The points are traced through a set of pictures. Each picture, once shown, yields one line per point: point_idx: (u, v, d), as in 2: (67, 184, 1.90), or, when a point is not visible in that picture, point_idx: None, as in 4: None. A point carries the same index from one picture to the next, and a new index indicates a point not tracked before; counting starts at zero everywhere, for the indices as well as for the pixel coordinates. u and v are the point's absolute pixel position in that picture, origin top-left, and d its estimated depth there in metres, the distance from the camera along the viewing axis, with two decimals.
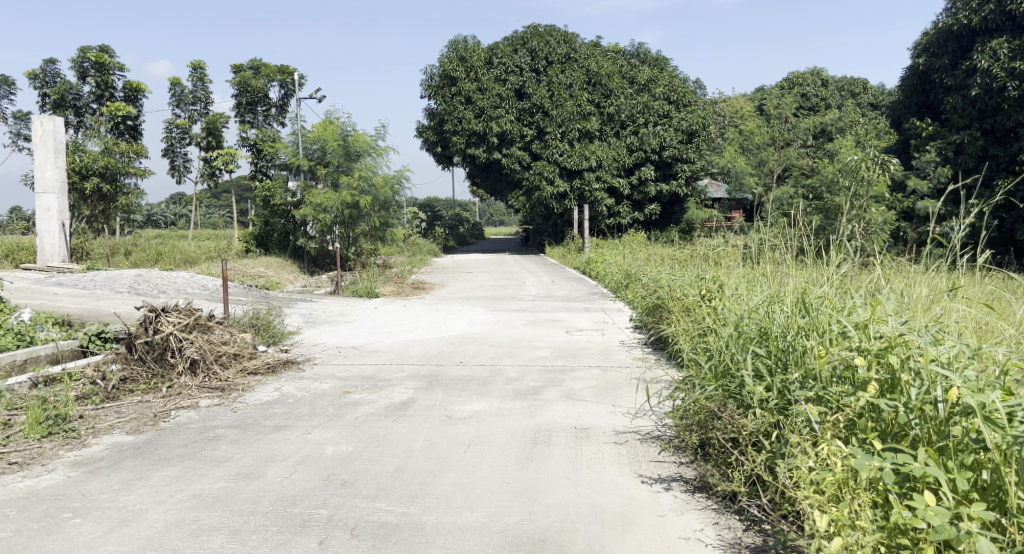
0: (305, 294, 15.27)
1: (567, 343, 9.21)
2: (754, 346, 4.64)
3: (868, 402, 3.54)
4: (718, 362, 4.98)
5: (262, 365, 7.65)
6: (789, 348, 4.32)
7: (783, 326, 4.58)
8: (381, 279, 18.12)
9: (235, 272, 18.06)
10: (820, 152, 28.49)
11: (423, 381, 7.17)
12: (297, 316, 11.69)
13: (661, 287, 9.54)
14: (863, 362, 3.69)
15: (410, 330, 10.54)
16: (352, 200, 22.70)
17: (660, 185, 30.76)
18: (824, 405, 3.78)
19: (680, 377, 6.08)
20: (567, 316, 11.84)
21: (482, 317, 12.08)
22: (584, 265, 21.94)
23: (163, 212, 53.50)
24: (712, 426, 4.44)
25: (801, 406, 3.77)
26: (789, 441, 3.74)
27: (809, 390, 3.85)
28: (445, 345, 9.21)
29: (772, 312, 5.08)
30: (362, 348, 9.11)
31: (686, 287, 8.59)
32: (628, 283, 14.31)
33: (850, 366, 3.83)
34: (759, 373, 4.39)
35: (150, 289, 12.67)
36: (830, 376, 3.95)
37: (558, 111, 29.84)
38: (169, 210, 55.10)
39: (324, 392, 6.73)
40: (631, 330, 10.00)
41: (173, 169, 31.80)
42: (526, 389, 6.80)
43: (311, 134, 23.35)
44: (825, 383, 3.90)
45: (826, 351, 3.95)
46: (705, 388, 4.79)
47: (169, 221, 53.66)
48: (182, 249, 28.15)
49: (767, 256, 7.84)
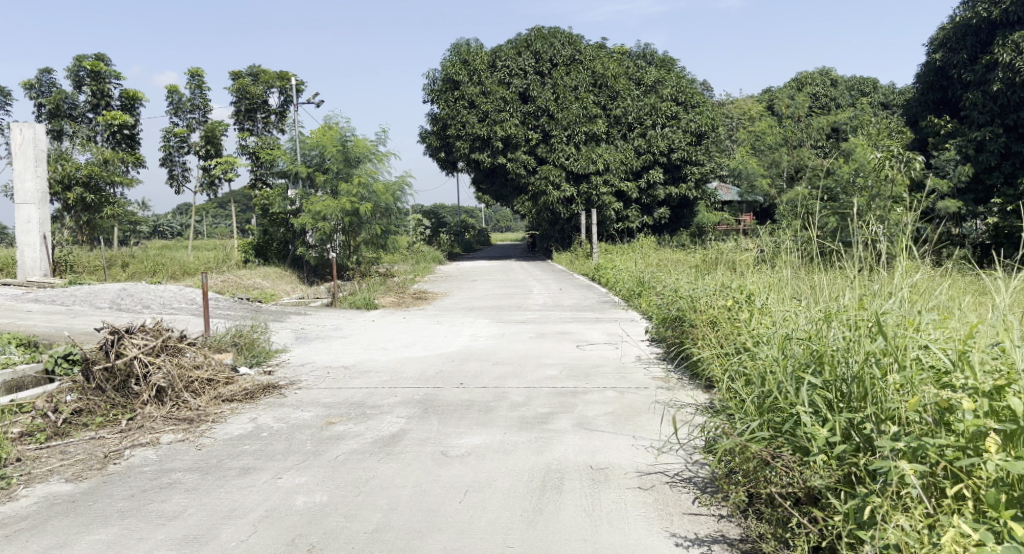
0: (301, 306, 14.53)
1: (578, 360, 8.42)
2: (807, 374, 3.87)
3: (990, 463, 2.92)
4: (758, 390, 4.27)
5: (240, 391, 6.86)
6: (853, 379, 3.58)
7: (841, 349, 3.82)
8: (381, 289, 17.38)
9: (230, 283, 17.33)
10: (835, 151, 27.61)
11: (418, 408, 6.38)
12: (288, 332, 10.92)
13: (681, 297, 8.79)
14: (971, 408, 3.04)
15: (408, 346, 9.76)
16: (351, 207, 21.97)
17: (669, 188, 29.94)
18: (917, 459, 3.13)
19: (711, 406, 5.28)
20: (577, 328, 11.04)
21: (485, 330, 11.31)
22: (592, 271, 21.14)
23: (168, 221, 53.02)
24: (761, 477, 3.70)
25: (893, 465, 3.08)
26: (882, 511, 3.10)
27: (899, 442, 3.16)
28: (445, 363, 8.44)
29: (820, 330, 4.31)
30: (354, 367, 8.33)
31: (710, 297, 7.77)
32: (642, 291, 13.51)
33: (948, 409, 3.17)
34: (818, 409, 3.66)
35: (134, 304, 11.95)
36: (920, 419, 3.26)
37: (563, 114, 29.13)
38: (176, 220, 54.69)
39: (304, 423, 5.97)
40: (648, 344, 9.23)
41: (172, 179, 31.15)
42: (534, 417, 6.03)
43: (309, 140, 22.58)
44: (916, 430, 3.22)
45: (915, 390, 3.26)
46: (748, 425, 4.05)
47: (176, 231, 53.28)
48: (180, 260, 27.47)
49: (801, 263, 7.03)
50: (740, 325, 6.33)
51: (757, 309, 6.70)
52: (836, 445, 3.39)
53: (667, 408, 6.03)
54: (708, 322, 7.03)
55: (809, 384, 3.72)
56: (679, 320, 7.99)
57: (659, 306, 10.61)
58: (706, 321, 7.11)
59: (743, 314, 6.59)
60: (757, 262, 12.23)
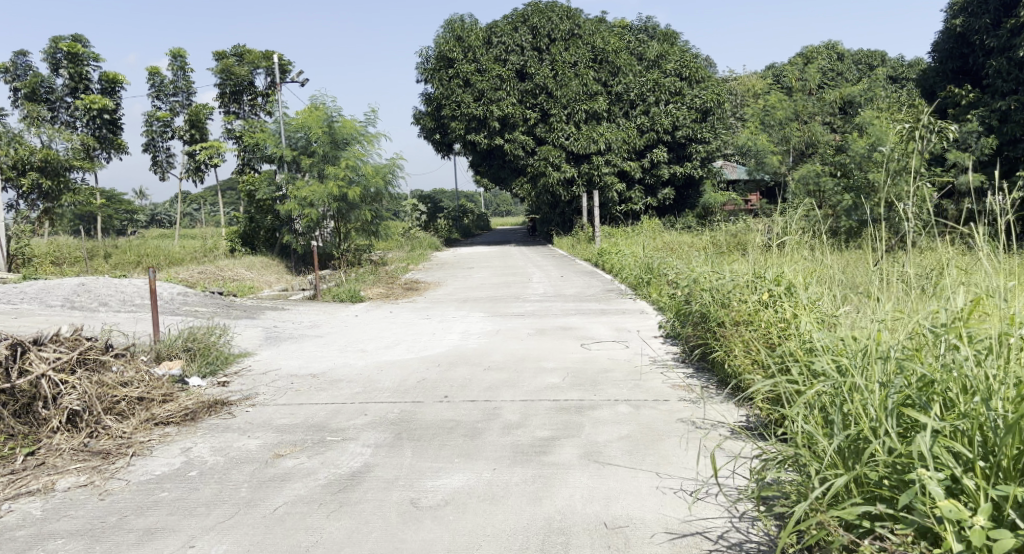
0: (281, 300, 13.37)
1: (583, 362, 7.28)
2: (928, 417, 2.87)
3: None
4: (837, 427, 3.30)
5: (179, 411, 5.69)
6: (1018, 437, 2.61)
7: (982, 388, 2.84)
8: (370, 279, 16.22)
9: (208, 274, 16.15)
10: (848, 127, 26.38)
11: (389, 433, 5.24)
12: (257, 332, 9.75)
13: (702, 286, 7.68)
14: None
15: (393, 347, 8.64)
16: (339, 192, 20.77)
17: (674, 167, 28.70)
18: None
19: (759, 441, 4.27)
20: (582, 322, 9.89)
21: (479, 326, 10.14)
22: (596, 256, 19.99)
23: (164, 210, 52.10)
24: None
25: None
26: None
27: None
28: (431, 368, 7.33)
29: (921, 355, 3.34)
30: (326, 375, 7.20)
31: (739, 287, 6.65)
32: (652, 278, 12.35)
33: None
34: (960, 473, 2.67)
35: (89, 301, 10.77)
36: None
37: (563, 91, 27.83)
38: (172, 209, 53.74)
39: (246, 456, 4.83)
40: (663, 341, 8.16)
41: (156, 166, 29.94)
42: (530, 444, 4.90)
43: (295, 121, 21.34)
44: None
45: None
46: (838, 481, 3.03)
47: (172, 220, 52.30)
48: (166, 250, 26.36)
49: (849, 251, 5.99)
50: (786, 328, 5.29)
51: (800, 305, 5.63)
52: (997, 534, 2.47)
53: (697, 429, 4.98)
54: (741, 321, 5.92)
55: (927, 431, 2.77)
56: (701, 315, 6.87)
57: (674, 297, 9.51)
58: (734, 319, 6.02)
59: (786, 313, 5.55)
60: (779, 249, 11.10)
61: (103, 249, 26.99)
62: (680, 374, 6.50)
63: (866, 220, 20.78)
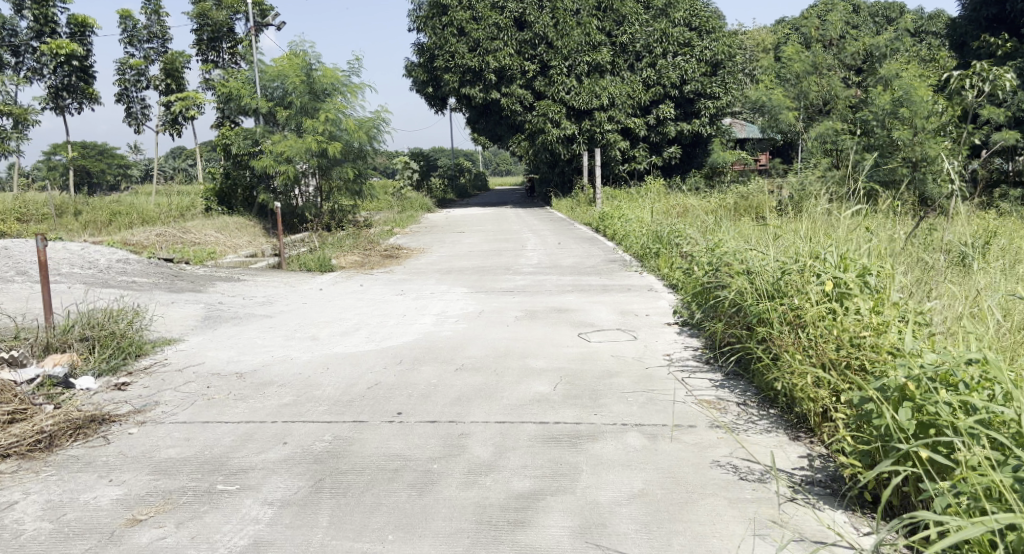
0: (240, 268, 11.85)
1: (582, 363, 5.79)
2: None
3: None
4: None
5: (29, 436, 4.17)
6: None
7: None
8: (347, 245, 14.70)
9: (168, 238, 14.56)
10: (872, 81, 24.66)
11: (307, 478, 3.75)
12: (196, 312, 8.21)
13: (731, 263, 6.08)
14: None
15: (352, 334, 7.13)
16: (319, 147, 19.19)
17: (681, 124, 26.90)
18: None
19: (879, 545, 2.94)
20: (580, 304, 8.42)
21: (458, 305, 8.63)
22: (596, 221, 18.49)
23: (160, 167, 50.95)
24: None
25: None
26: None
27: None
28: (391, 367, 5.84)
29: None
30: (258, 374, 5.70)
31: (775, 271, 5.08)
32: (660, 248, 10.86)
33: None
34: None
35: (5, 270, 9.22)
36: None
37: (564, 41, 26.04)
38: (169, 165, 52.41)
39: (92, 517, 3.34)
40: (677, 331, 6.67)
41: (130, 118, 28.30)
42: (501, 504, 3.41)
43: (271, 70, 19.69)
44: None
45: None
46: None
47: (167, 177, 51.01)
48: (141, 208, 24.79)
49: (925, 295, 4.72)
50: (867, 335, 3.80)
51: (882, 299, 4.09)
52: None
53: (742, 482, 3.54)
54: (794, 324, 4.35)
55: None
56: (733, 303, 5.31)
57: (693, 274, 8.00)
58: (782, 317, 4.48)
59: (860, 308, 4.02)
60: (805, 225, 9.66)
61: (73, 206, 25.38)
62: (707, 381, 5.04)
63: (887, 181, 19.31)
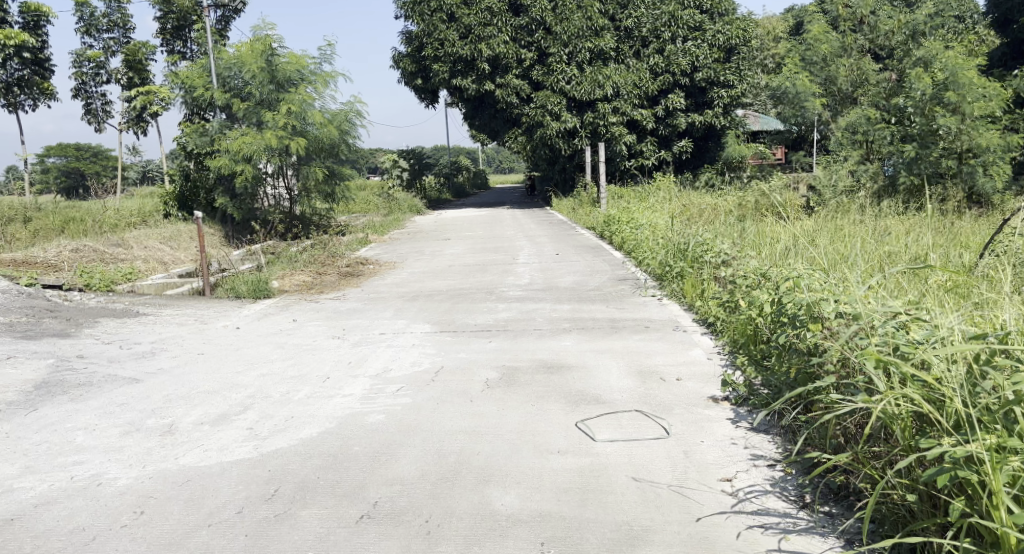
0: (151, 297, 9.35)
1: (582, 506, 3.32)
2: None
3: None
4: None
5: None
6: None
7: None
8: (302, 260, 12.25)
9: (90, 250, 12.09)
10: (908, 63, 22.59)
11: None
12: (32, 373, 5.73)
13: (829, 316, 3.78)
14: None
15: (234, 422, 4.64)
16: (280, 144, 16.88)
17: (692, 116, 24.35)
18: None
19: None
20: (579, 357, 5.95)
21: (408, 360, 6.17)
22: (601, 225, 16.05)
23: (153, 167, 49.01)
24: None
25: None
26: None
27: None
28: (256, 510, 3.39)
29: None
30: (8, 527, 3.23)
31: (953, 357, 2.80)
32: (684, 267, 8.38)
33: None
34: None
35: None
36: None
37: (563, 26, 23.53)
38: (157, 166, 50.22)
39: None
40: (731, 420, 4.37)
41: (89, 114, 25.91)
42: None
43: (228, 57, 17.24)
44: None
45: None
46: None
47: (157, 178, 48.71)
48: (98, 213, 22.39)
49: None
50: None
51: None
52: None
53: None
54: None
55: None
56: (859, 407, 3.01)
57: (749, 325, 5.70)
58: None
59: None
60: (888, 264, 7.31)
61: (23, 211, 22.88)
62: None
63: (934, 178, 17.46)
